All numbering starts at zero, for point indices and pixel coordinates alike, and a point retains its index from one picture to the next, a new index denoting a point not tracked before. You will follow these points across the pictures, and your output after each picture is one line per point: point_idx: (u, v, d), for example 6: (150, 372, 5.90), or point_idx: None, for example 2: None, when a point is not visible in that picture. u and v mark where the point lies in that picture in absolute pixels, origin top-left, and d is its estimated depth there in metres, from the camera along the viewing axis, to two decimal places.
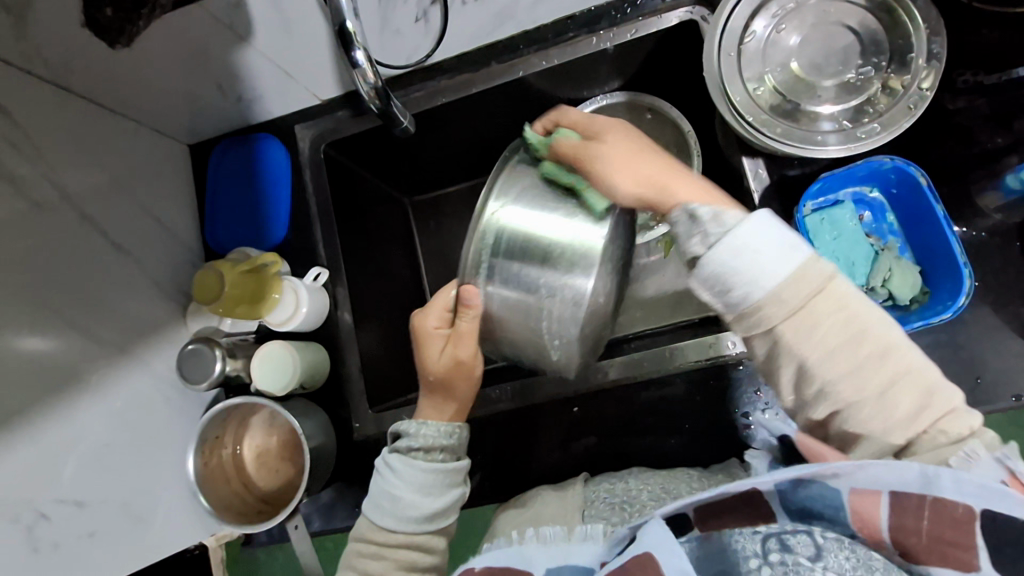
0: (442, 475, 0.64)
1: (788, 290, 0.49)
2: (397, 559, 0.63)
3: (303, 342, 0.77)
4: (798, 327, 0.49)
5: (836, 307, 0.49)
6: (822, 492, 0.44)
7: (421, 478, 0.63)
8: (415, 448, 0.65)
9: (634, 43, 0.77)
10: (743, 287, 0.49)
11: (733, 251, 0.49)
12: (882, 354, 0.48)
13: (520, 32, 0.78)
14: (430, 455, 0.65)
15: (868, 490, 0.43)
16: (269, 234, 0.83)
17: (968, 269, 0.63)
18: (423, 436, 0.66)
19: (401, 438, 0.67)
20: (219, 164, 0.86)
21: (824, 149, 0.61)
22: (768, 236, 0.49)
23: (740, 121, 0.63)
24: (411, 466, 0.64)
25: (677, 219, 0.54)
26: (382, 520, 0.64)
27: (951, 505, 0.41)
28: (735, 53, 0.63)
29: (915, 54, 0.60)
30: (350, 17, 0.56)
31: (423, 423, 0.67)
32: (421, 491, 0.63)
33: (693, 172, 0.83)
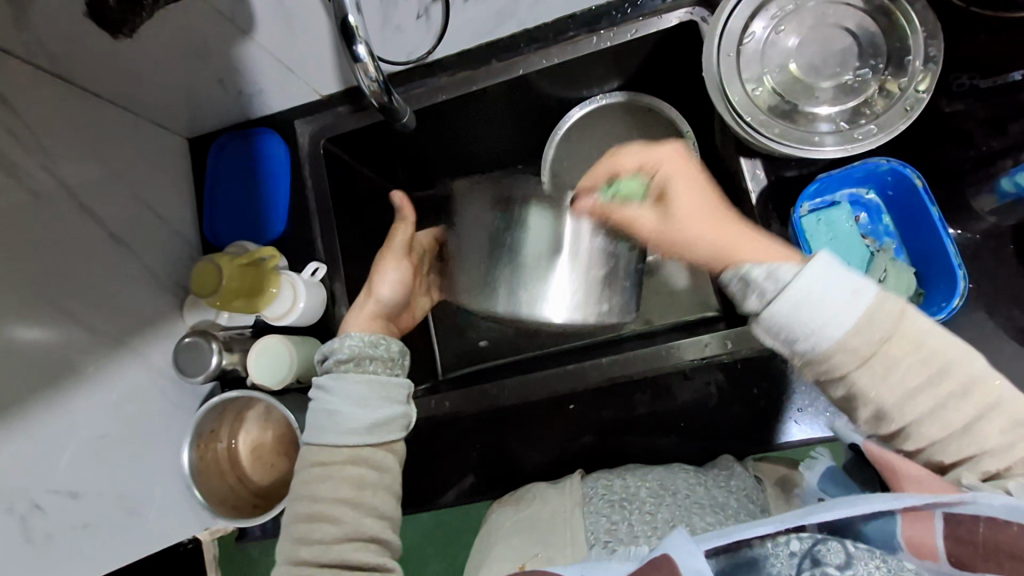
0: (371, 385, 0.64)
1: (856, 340, 0.47)
2: (346, 477, 0.61)
3: (300, 336, 0.77)
4: (873, 373, 0.48)
5: (911, 336, 0.48)
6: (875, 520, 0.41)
7: (353, 390, 0.63)
8: (344, 361, 0.65)
9: (635, 42, 0.78)
10: (810, 335, 0.48)
11: (795, 304, 0.48)
12: (962, 393, 0.47)
13: (521, 30, 0.78)
14: (360, 366, 0.65)
15: (921, 511, 0.41)
16: (268, 228, 0.83)
17: (962, 271, 0.63)
18: (347, 347, 0.66)
19: (328, 358, 0.67)
20: (218, 159, 0.87)
21: (820, 150, 0.61)
22: (831, 283, 0.48)
23: (739, 122, 0.63)
24: (344, 379, 0.63)
25: (731, 280, 0.54)
26: (323, 438, 0.62)
27: (1008, 527, 0.39)
28: (735, 54, 0.63)
29: (912, 57, 0.61)
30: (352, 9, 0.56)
31: (347, 338, 0.67)
32: (356, 400, 0.63)
33: None
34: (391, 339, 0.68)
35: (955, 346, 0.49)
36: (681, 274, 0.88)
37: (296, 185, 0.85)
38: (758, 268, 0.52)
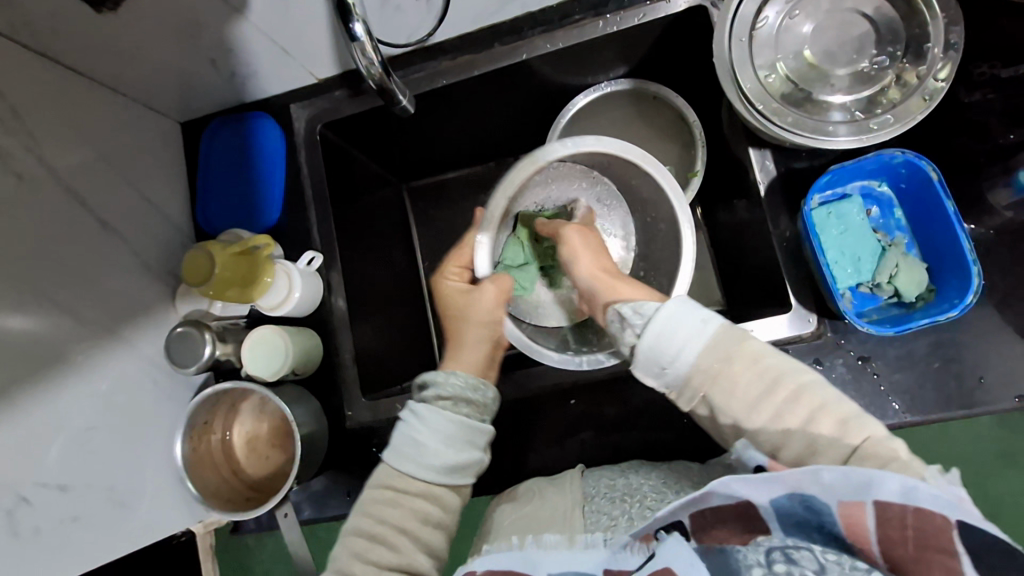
0: (465, 428, 0.62)
1: (707, 358, 0.53)
2: (415, 509, 0.60)
3: (296, 328, 0.76)
4: (719, 392, 0.53)
5: (752, 352, 0.54)
6: (803, 500, 0.43)
7: (446, 428, 0.61)
8: (444, 397, 0.64)
9: (641, 27, 0.75)
10: (672, 363, 0.54)
11: (658, 337, 0.54)
12: (796, 397, 0.52)
13: (524, 13, 0.75)
14: (456, 406, 0.64)
15: (855, 501, 0.41)
16: (263, 216, 0.81)
17: (977, 267, 0.62)
18: (450, 384, 0.64)
19: (427, 387, 0.65)
20: (211, 143, 0.84)
21: (834, 140, 0.59)
22: (689, 314, 0.54)
23: (750, 110, 0.61)
24: (438, 414, 0.62)
25: (614, 319, 0.60)
26: (404, 469, 0.61)
27: (934, 517, 0.39)
28: (747, 40, 0.61)
29: (931, 43, 0.58)
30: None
31: (452, 374, 0.65)
32: (444, 439, 0.61)
33: (697, 163, 0.82)
34: (490, 384, 0.66)
35: (789, 360, 0.55)
36: None
37: (292, 172, 0.83)
38: (627, 304, 0.59)
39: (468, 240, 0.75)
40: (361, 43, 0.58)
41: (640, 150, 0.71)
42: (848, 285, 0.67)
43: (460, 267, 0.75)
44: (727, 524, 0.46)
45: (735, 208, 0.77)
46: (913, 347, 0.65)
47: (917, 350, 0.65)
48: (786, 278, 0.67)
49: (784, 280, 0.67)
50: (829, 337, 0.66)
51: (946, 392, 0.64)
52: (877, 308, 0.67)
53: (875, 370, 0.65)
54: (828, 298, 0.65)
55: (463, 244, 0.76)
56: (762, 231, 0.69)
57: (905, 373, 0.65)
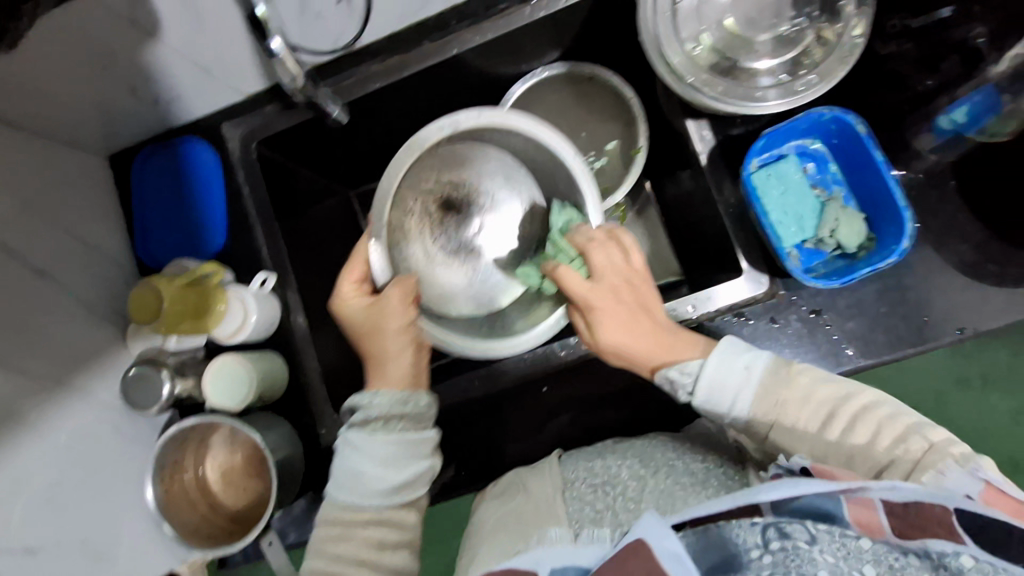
0: (400, 446, 0.64)
1: (763, 402, 0.59)
2: (366, 538, 0.62)
3: (257, 352, 0.74)
4: (783, 426, 0.58)
5: (803, 390, 0.59)
6: (810, 501, 0.43)
7: (383, 451, 0.63)
8: (372, 420, 0.64)
9: (569, 9, 0.75)
10: (730, 411, 0.60)
11: (712, 394, 0.60)
12: (860, 413, 0.57)
13: (450, 7, 0.75)
14: (388, 425, 0.64)
15: (865, 499, 0.42)
16: (207, 243, 0.79)
17: (909, 213, 0.64)
18: (377, 405, 0.65)
19: (356, 412, 0.65)
20: (143, 174, 0.81)
21: (764, 105, 0.61)
22: (734, 363, 0.60)
23: (681, 83, 0.61)
24: (371, 439, 0.63)
25: (663, 382, 0.63)
26: (346, 497, 0.62)
27: (932, 508, 0.41)
28: (669, 14, 0.61)
29: (845, 2, 0.60)
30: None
31: (375, 394, 0.65)
32: (381, 461, 0.62)
33: (640, 139, 0.84)
34: (420, 392, 0.67)
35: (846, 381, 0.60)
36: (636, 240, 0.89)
37: (232, 193, 0.80)
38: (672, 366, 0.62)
39: (358, 252, 0.70)
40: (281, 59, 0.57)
41: (522, 115, 0.68)
42: (794, 243, 0.69)
43: (358, 283, 0.71)
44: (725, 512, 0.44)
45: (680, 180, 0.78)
46: (862, 295, 0.68)
47: (866, 296, 0.67)
48: (735, 242, 0.67)
49: (733, 244, 0.68)
50: (783, 295, 0.68)
51: (897, 333, 0.67)
52: (824, 262, 0.70)
53: (829, 322, 0.67)
54: (775, 257, 0.67)
55: (352, 256, 0.71)
56: (708, 200, 0.70)
57: (855, 320, 0.67)
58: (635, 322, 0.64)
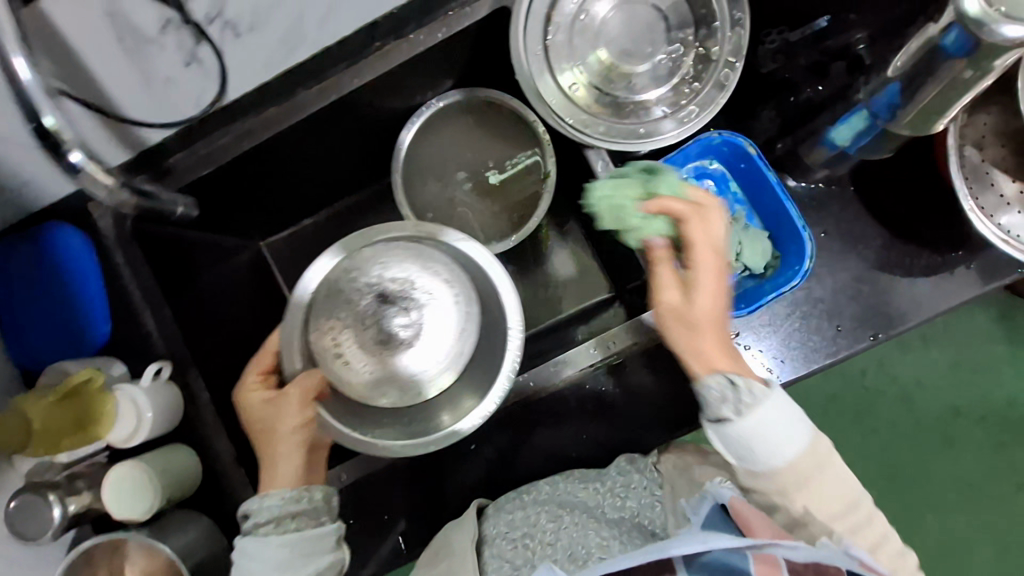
0: (297, 547, 0.61)
1: (803, 460, 0.56)
2: None
3: (163, 450, 0.70)
4: (809, 497, 0.56)
5: (829, 460, 0.57)
6: (716, 561, 0.49)
7: (277, 555, 0.60)
8: (263, 523, 0.61)
9: (451, 39, 0.71)
10: (759, 459, 0.55)
11: (754, 433, 0.55)
12: (857, 505, 0.58)
13: (322, 50, 0.69)
14: (281, 526, 0.62)
15: (770, 558, 0.48)
16: (92, 334, 0.73)
17: (807, 232, 0.65)
18: (267, 509, 0.62)
19: (247, 518, 0.62)
20: (7, 265, 0.73)
21: (651, 140, 0.60)
22: (788, 412, 0.55)
23: (564, 124, 0.60)
24: (266, 545, 0.60)
25: (711, 387, 0.56)
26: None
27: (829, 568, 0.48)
28: (542, 52, 0.60)
29: (718, 23, 0.60)
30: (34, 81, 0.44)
31: (267, 496, 0.62)
32: (277, 568, 0.60)
33: (547, 165, 0.81)
34: (312, 489, 0.64)
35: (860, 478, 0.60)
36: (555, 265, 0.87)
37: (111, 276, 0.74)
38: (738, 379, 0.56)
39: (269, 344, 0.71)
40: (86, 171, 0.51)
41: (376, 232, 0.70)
42: None
43: (262, 375, 0.70)
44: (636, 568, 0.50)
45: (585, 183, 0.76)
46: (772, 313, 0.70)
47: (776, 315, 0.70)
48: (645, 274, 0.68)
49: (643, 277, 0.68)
50: None
51: (813, 347, 0.70)
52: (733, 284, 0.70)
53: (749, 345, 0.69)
54: None
55: (262, 350, 0.71)
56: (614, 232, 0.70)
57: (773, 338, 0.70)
58: (713, 327, 0.58)
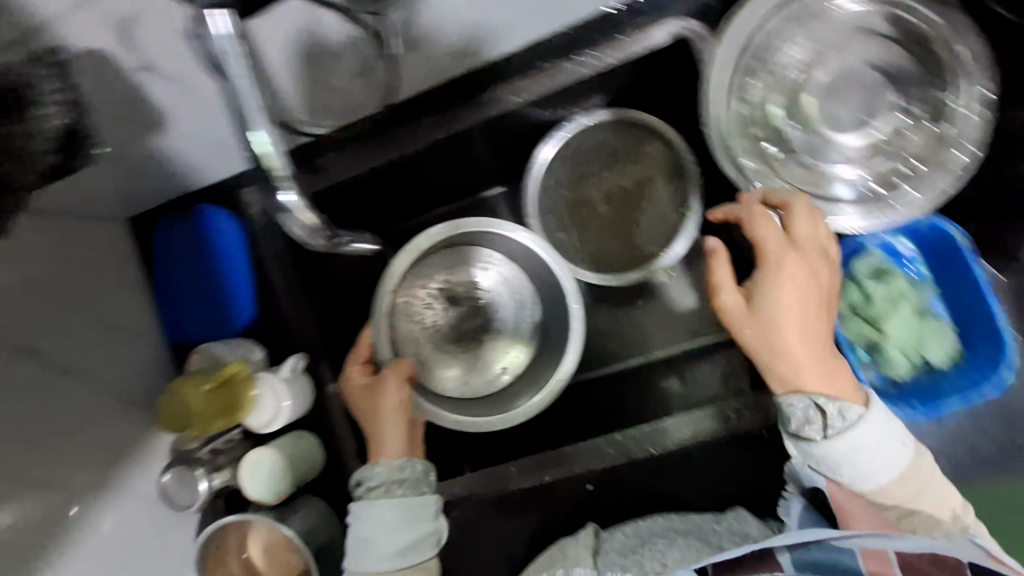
0: (405, 509, 0.62)
1: (898, 487, 0.58)
2: None
3: (291, 436, 0.73)
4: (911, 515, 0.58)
5: (922, 477, 0.58)
6: (829, 556, 0.50)
7: (388, 516, 0.61)
8: (373, 489, 0.63)
9: (619, 65, 0.67)
10: (861, 483, 0.58)
11: (839, 454, 0.57)
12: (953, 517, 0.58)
13: (488, 64, 0.67)
14: (389, 492, 0.63)
15: (878, 552, 0.49)
16: (234, 317, 0.76)
17: (1011, 339, 0.63)
18: (376, 475, 0.64)
19: (358, 487, 0.64)
20: (165, 244, 0.76)
21: (836, 217, 0.65)
22: (893, 439, 0.58)
23: (747, 185, 0.67)
24: (375, 505, 0.61)
25: (793, 405, 0.58)
26: (361, 568, 0.60)
27: (948, 559, 0.48)
28: (733, 110, 0.66)
29: (954, 111, 0.63)
30: (256, 110, 0.42)
31: (374, 466, 0.64)
32: (386, 528, 0.60)
33: (690, 201, 0.78)
34: (417, 459, 0.65)
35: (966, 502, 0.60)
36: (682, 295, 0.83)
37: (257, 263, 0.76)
38: (829, 401, 0.58)
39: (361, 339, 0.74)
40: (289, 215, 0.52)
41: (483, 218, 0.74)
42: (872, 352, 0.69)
43: (360, 365, 0.73)
44: (745, 564, 0.51)
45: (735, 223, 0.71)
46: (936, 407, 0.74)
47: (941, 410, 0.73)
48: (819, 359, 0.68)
49: None
50: None
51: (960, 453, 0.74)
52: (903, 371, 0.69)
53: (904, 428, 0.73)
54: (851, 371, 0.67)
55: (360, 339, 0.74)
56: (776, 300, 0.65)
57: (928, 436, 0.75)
58: (800, 300, 0.60)
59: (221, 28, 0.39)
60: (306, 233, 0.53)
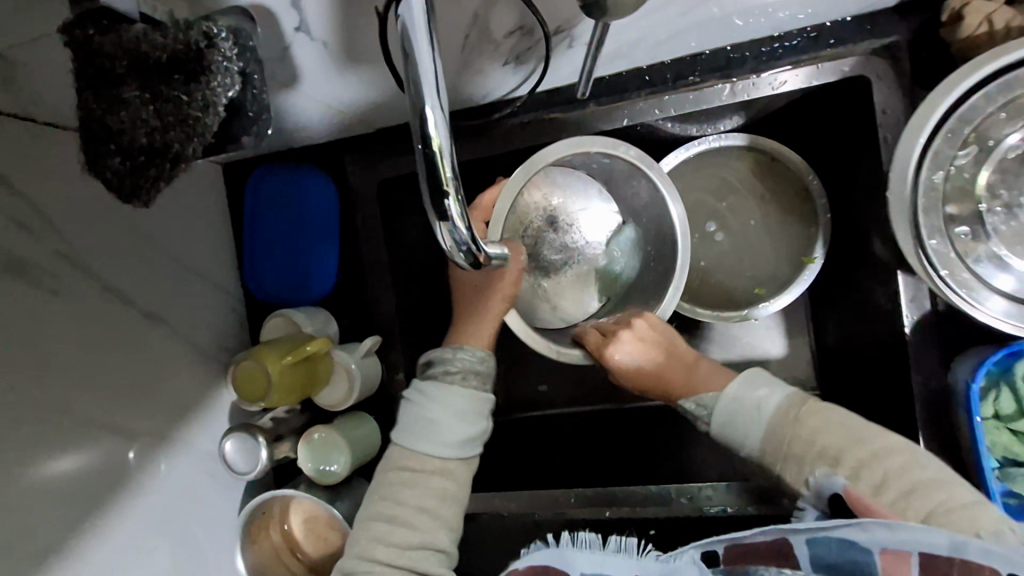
0: (476, 401, 0.59)
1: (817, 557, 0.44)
2: (432, 488, 0.57)
3: (353, 416, 0.71)
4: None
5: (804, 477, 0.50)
6: (852, 556, 0.40)
7: (460, 403, 0.58)
8: (449, 374, 0.60)
9: (774, 97, 0.61)
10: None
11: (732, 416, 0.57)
12: None
13: (632, 68, 0.62)
14: (464, 381, 0.60)
15: (901, 550, 0.39)
16: (315, 284, 0.73)
17: None
18: (457, 360, 0.60)
19: (433, 366, 0.61)
20: (256, 197, 0.74)
21: (989, 316, 0.46)
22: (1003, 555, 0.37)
23: (930, 273, 0.47)
24: (448, 391, 0.58)
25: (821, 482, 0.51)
26: (420, 445, 0.57)
27: (982, 570, 0.37)
28: (939, 162, 0.46)
29: None
30: (434, 102, 0.34)
31: (458, 350, 0.61)
32: (458, 413, 0.57)
33: (815, 248, 0.68)
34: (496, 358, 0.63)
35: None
36: (774, 341, 0.74)
37: (347, 233, 0.74)
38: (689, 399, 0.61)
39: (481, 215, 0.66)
40: (445, 219, 0.37)
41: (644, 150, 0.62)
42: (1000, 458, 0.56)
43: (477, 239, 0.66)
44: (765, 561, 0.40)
45: (861, 290, 0.65)
46: None
47: None
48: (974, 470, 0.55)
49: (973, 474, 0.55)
50: None
51: None
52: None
53: None
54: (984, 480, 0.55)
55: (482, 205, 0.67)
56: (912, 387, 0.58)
57: None
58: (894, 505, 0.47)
59: (411, 3, 0.34)
60: (459, 250, 0.38)
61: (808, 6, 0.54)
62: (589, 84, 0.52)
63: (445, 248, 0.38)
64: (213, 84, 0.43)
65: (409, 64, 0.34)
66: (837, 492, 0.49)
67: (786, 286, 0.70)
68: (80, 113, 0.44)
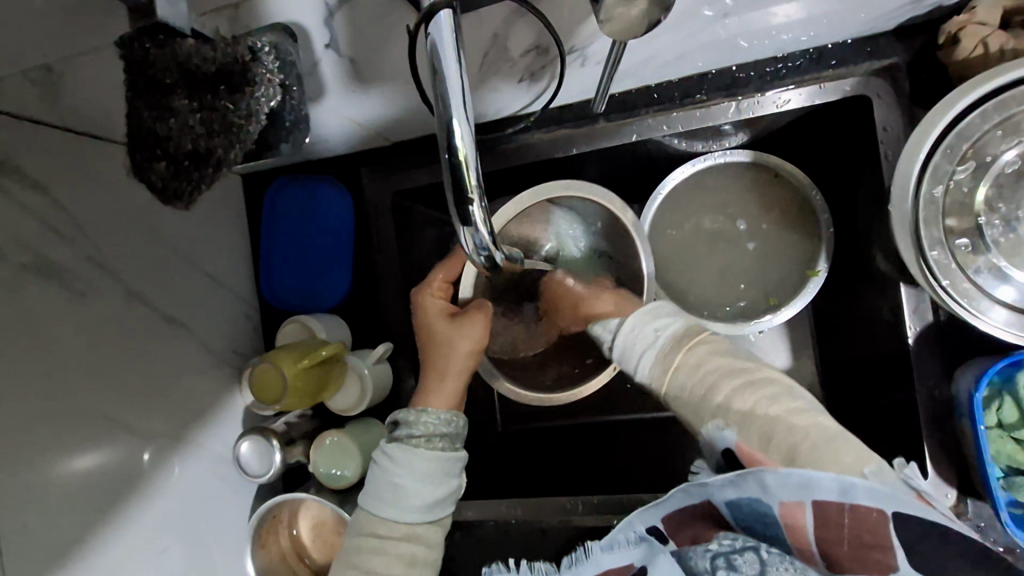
0: (443, 461, 0.59)
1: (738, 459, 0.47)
2: (400, 554, 0.56)
3: (364, 421, 0.72)
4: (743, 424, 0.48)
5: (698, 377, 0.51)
6: (752, 503, 0.42)
7: (424, 466, 0.58)
8: (416, 436, 0.60)
9: (777, 114, 0.63)
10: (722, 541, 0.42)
11: (628, 341, 0.57)
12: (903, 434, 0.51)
13: (640, 87, 0.64)
14: (430, 443, 0.60)
15: (794, 498, 0.40)
16: (330, 291, 0.75)
17: None
18: (423, 423, 0.60)
19: (399, 428, 0.61)
20: (274, 206, 0.76)
21: (990, 325, 0.47)
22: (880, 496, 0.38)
23: (931, 283, 0.48)
24: (413, 453, 0.58)
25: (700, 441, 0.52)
26: (387, 514, 0.57)
27: (869, 512, 0.38)
28: (938, 178, 0.48)
29: None
30: (461, 115, 0.36)
31: (423, 411, 0.61)
32: (424, 476, 0.57)
33: (818, 261, 0.70)
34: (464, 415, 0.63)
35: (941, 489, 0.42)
36: (780, 352, 0.76)
37: (361, 242, 0.75)
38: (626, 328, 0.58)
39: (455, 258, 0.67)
40: (467, 223, 0.39)
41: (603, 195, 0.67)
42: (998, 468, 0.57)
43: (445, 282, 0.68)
44: (695, 524, 0.46)
45: (865, 303, 0.66)
46: None
47: None
48: (977, 479, 0.57)
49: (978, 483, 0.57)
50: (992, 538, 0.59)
51: None
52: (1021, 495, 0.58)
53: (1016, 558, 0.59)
54: (984, 488, 0.57)
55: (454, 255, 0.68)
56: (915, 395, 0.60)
57: None
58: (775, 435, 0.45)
59: (442, 24, 0.36)
60: (479, 253, 0.40)
61: (810, 30, 0.56)
62: (605, 98, 0.54)
63: (466, 249, 0.40)
64: (257, 95, 0.47)
65: (437, 79, 0.36)
66: (729, 448, 0.47)
67: (790, 297, 0.71)
68: (130, 123, 0.46)
